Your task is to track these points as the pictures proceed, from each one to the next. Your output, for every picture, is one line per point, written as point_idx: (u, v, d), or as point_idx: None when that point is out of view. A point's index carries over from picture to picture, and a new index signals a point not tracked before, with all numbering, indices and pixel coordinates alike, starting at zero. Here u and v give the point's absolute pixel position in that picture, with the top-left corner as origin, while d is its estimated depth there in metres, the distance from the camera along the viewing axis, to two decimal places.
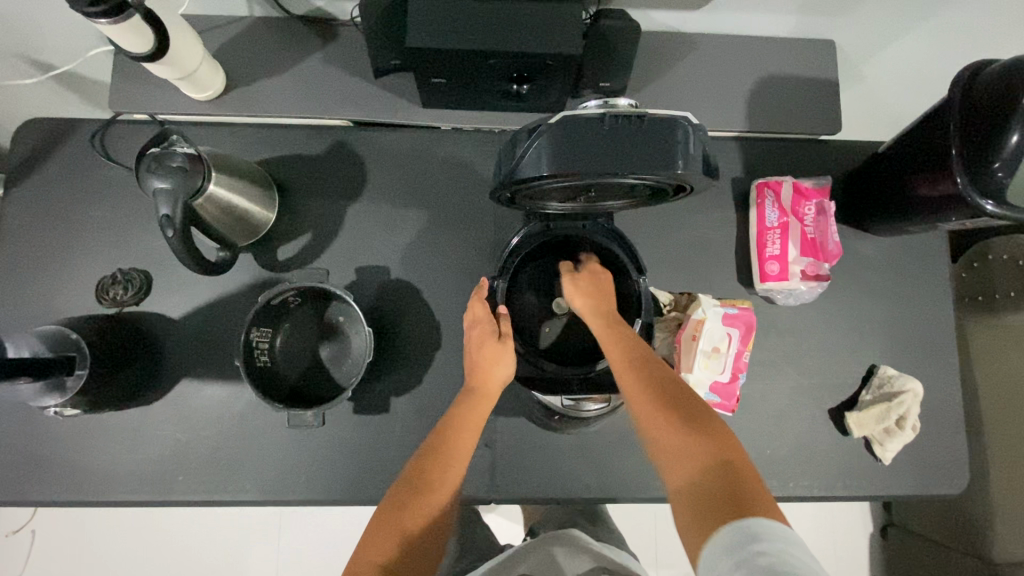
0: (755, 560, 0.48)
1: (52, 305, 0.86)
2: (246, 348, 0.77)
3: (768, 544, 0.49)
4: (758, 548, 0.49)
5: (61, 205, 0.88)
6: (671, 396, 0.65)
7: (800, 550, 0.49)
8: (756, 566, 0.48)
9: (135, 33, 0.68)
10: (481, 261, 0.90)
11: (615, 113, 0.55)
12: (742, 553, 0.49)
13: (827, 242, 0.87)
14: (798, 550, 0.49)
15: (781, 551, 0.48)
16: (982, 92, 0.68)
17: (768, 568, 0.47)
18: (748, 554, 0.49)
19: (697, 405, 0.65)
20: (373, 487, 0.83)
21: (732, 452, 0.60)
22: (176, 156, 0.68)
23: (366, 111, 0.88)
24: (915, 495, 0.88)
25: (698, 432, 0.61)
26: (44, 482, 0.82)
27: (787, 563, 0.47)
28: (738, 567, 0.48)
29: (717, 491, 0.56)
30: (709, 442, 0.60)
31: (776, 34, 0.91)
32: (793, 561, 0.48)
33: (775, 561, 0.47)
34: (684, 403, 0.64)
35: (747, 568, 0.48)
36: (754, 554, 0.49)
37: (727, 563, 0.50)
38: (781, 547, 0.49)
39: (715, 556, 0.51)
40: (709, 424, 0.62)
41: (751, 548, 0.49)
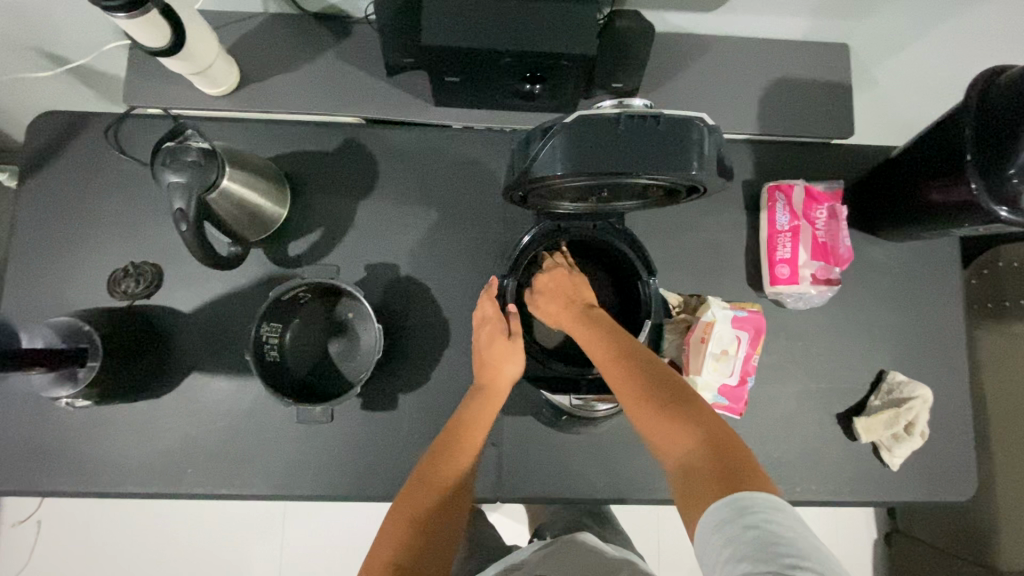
0: (744, 535, 0.47)
1: (64, 297, 0.87)
2: (256, 341, 0.77)
3: (756, 517, 0.48)
4: (747, 523, 0.48)
5: (74, 198, 0.88)
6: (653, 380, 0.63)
7: (790, 519, 0.48)
8: (745, 540, 0.47)
9: (153, 27, 0.69)
10: (490, 260, 0.90)
11: (630, 113, 0.55)
12: (733, 529, 0.48)
13: (839, 246, 0.87)
14: (789, 519, 0.48)
15: (770, 523, 0.47)
16: (998, 98, 0.68)
17: (756, 542, 0.46)
18: (737, 530, 0.48)
19: (680, 386, 0.63)
20: (380, 483, 0.83)
21: (720, 429, 0.57)
22: (192, 152, 0.70)
23: (379, 109, 0.88)
24: (923, 501, 0.88)
25: (681, 413, 0.59)
26: (54, 472, 0.82)
27: (777, 535, 0.46)
28: (727, 543, 0.48)
29: (707, 470, 0.54)
30: (694, 419, 0.58)
31: (789, 37, 0.90)
32: (781, 531, 0.47)
33: (764, 535, 0.46)
34: (671, 386, 0.62)
35: (736, 544, 0.47)
36: (743, 529, 0.47)
37: (716, 540, 0.49)
38: (769, 519, 0.47)
39: (706, 533, 0.50)
40: (694, 404, 0.60)
41: (741, 523, 0.48)
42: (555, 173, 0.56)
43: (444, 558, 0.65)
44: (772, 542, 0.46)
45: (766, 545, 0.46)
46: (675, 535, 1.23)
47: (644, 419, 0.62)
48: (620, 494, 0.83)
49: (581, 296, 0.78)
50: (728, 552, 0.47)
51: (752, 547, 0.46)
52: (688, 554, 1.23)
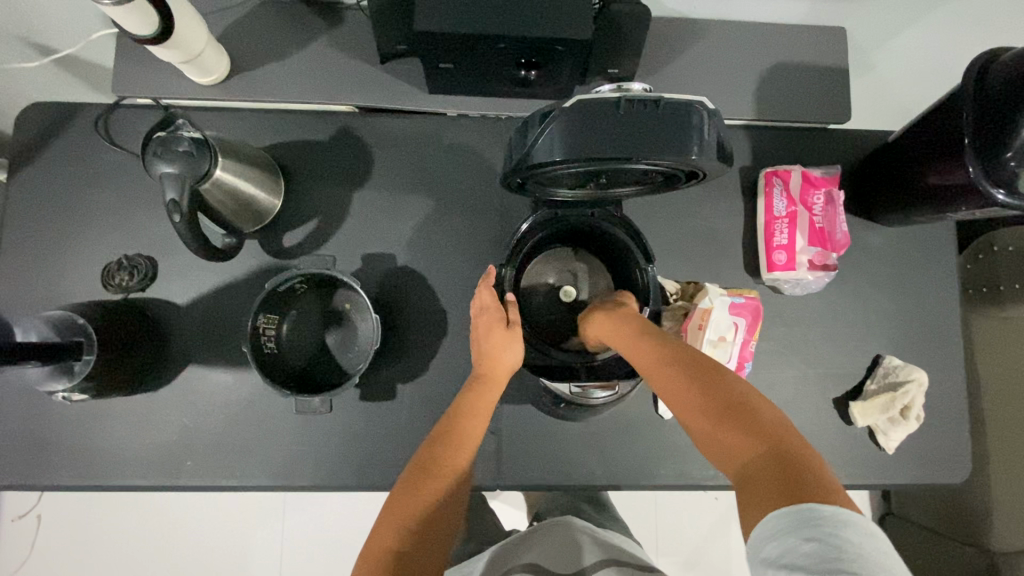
0: (801, 548, 0.44)
1: (56, 290, 0.86)
2: (253, 334, 0.77)
3: (818, 530, 0.45)
4: (808, 535, 0.45)
5: (65, 190, 0.87)
6: (709, 382, 0.60)
7: (859, 534, 0.44)
8: (803, 554, 0.44)
9: (138, 15, 0.68)
10: (487, 249, 0.90)
11: (630, 98, 0.55)
12: (790, 539, 0.45)
13: (835, 232, 0.87)
14: (856, 534, 0.44)
15: (833, 535, 0.44)
16: (996, 81, 0.68)
17: (815, 556, 0.43)
18: (797, 540, 0.45)
19: (740, 387, 0.59)
20: (380, 473, 0.83)
21: (782, 431, 0.54)
22: (183, 141, 0.69)
23: (373, 97, 0.87)
24: (918, 483, 0.89)
25: (741, 416, 0.56)
26: (52, 465, 0.82)
27: (839, 550, 0.43)
28: (783, 553, 0.45)
29: (767, 475, 0.51)
30: (755, 423, 0.55)
31: (786, 21, 0.90)
32: (847, 545, 0.43)
33: (826, 548, 0.43)
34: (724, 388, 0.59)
35: (792, 556, 0.44)
36: (802, 541, 0.45)
37: (773, 548, 0.46)
38: (833, 532, 0.44)
39: (761, 542, 0.47)
40: (754, 406, 0.57)
41: (799, 535, 0.45)
42: (554, 159, 0.56)
43: (442, 545, 0.65)
44: (832, 557, 0.43)
45: (825, 559, 0.43)
46: (672, 520, 1.24)
47: (698, 421, 0.59)
48: (617, 480, 0.84)
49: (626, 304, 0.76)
50: (782, 564, 0.44)
51: (813, 559, 0.43)
52: (686, 539, 1.24)
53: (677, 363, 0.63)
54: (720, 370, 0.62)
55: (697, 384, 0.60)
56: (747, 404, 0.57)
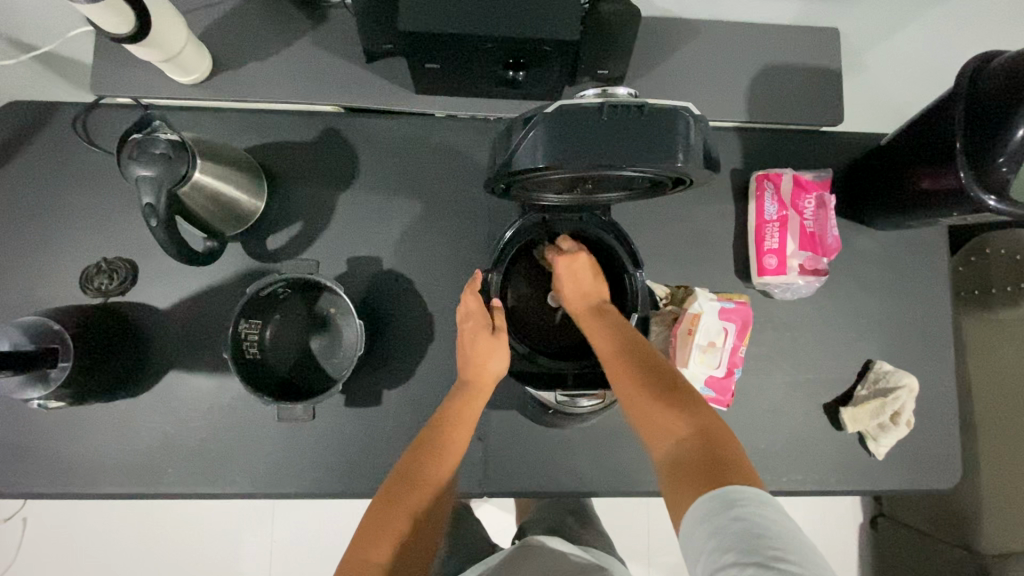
0: (728, 526, 0.48)
1: (34, 294, 0.84)
2: (234, 340, 0.75)
3: (742, 510, 0.49)
4: (733, 516, 0.49)
5: (43, 191, 0.85)
6: (656, 376, 0.66)
7: (778, 516, 0.49)
8: (730, 532, 0.48)
9: (114, 11, 0.66)
10: (475, 252, 0.88)
11: (613, 103, 0.53)
12: (716, 520, 0.49)
13: (828, 236, 0.86)
14: (774, 513, 0.49)
15: (757, 516, 0.48)
16: (988, 84, 0.67)
17: (740, 534, 0.47)
18: (723, 522, 0.49)
19: (681, 384, 0.65)
20: (366, 479, 0.82)
21: (712, 424, 0.60)
22: (160, 143, 0.67)
23: (358, 97, 0.85)
24: (908, 488, 0.89)
25: (679, 408, 0.61)
26: (30, 474, 0.81)
27: (762, 528, 0.47)
28: (711, 535, 0.49)
29: (695, 462, 0.56)
30: (686, 412, 0.61)
31: (779, 21, 0.88)
32: (768, 526, 0.47)
33: (749, 527, 0.47)
34: (664, 377, 0.65)
35: (720, 536, 0.48)
36: (728, 521, 0.49)
37: (701, 531, 0.50)
38: (756, 512, 0.49)
39: (691, 527, 0.51)
40: (692, 400, 0.62)
41: (726, 516, 0.49)
42: (537, 166, 0.55)
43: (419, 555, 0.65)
44: (756, 534, 0.47)
45: (750, 536, 0.47)
46: (662, 522, 1.24)
47: (637, 406, 0.64)
48: (606, 487, 0.83)
49: (598, 292, 0.77)
50: (712, 543, 0.48)
51: (736, 539, 0.47)
52: (676, 541, 1.24)
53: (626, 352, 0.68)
54: (660, 363, 0.67)
55: (643, 372, 0.66)
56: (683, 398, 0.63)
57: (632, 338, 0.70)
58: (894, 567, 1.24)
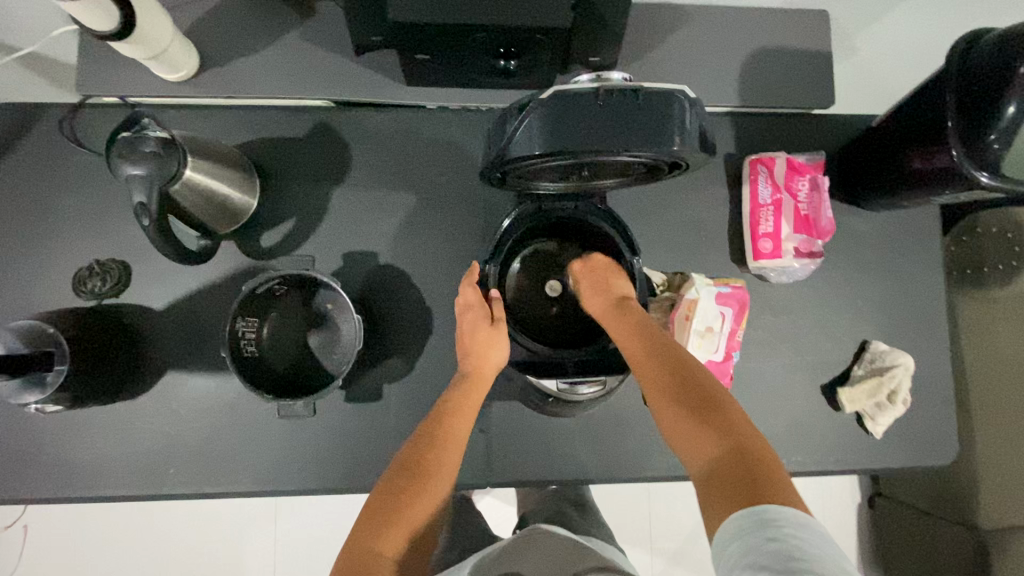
0: (764, 546, 0.47)
1: (27, 299, 0.83)
2: (231, 339, 0.75)
3: (779, 531, 0.48)
4: (768, 535, 0.48)
5: (32, 194, 0.84)
6: (687, 383, 0.65)
7: (815, 536, 0.48)
8: (765, 552, 0.47)
9: (97, 9, 0.65)
10: (471, 244, 0.88)
11: (608, 88, 0.53)
12: (752, 539, 0.49)
13: (821, 218, 0.86)
14: (813, 535, 0.48)
15: (794, 537, 0.48)
16: (978, 61, 0.67)
17: (776, 554, 0.46)
18: (759, 541, 0.48)
19: (717, 390, 0.64)
20: (368, 474, 0.82)
21: (749, 436, 0.59)
22: (149, 141, 0.66)
23: (348, 91, 0.85)
24: (906, 466, 0.90)
25: (715, 419, 0.61)
26: (30, 479, 0.80)
27: (798, 549, 0.47)
28: (746, 553, 0.48)
29: (732, 476, 0.55)
30: (724, 424, 0.60)
31: (768, 5, 0.88)
32: (805, 547, 0.47)
33: (785, 548, 0.47)
34: (700, 388, 0.64)
35: (755, 554, 0.47)
36: (765, 540, 0.48)
37: (736, 549, 0.49)
38: (793, 533, 0.48)
39: (726, 542, 0.51)
40: (728, 410, 0.61)
41: (761, 535, 0.49)
42: (533, 153, 0.54)
43: (422, 548, 0.64)
44: (791, 554, 0.46)
45: (787, 557, 0.46)
46: (665, 508, 1.25)
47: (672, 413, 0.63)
48: (608, 473, 0.84)
49: (623, 290, 0.77)
50: (746, 560, 0.47)
51: (771, 558, 0.46)
52: (679, 527, 1.25)
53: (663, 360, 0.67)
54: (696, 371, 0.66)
55: (680, 383, 0.65)
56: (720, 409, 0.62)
57: (659, 341, 0.70)
58: (894, 545, 1.26)
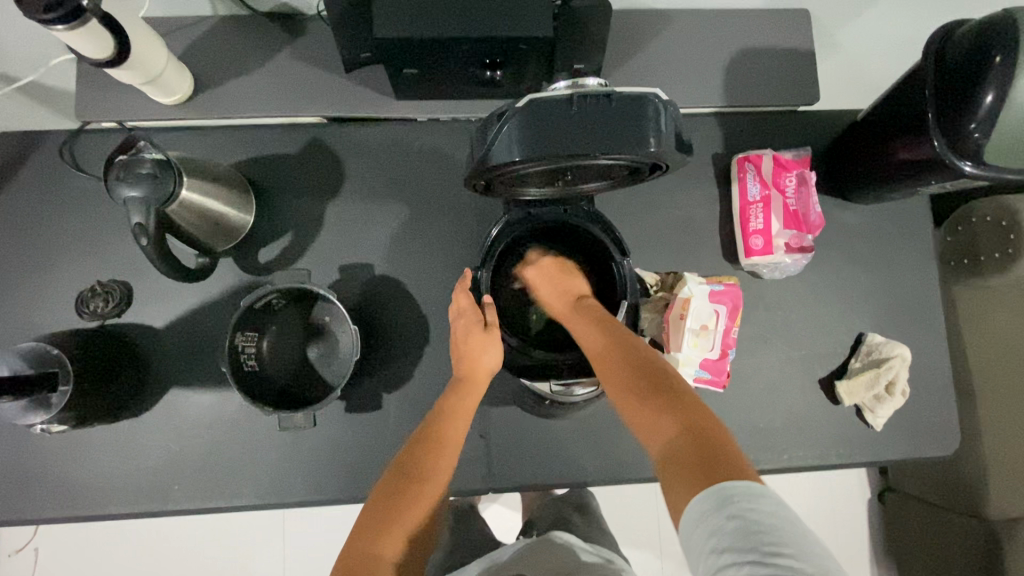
0: (726, 526, 0.48)
1: (31, 322, 0.85)
2: (231, 353, 0.76)
3: (738, 507, 0.49)
4: (728, 514, 0.48)
5: (35, 219, 0.86)
6: (643, 372, 0.66)
7: (772, 504, 0.49)
8: (728, 531, 0.48)
9: (93, 40, 0.67)
10: (465, 251, 0.89)
11: (583, 94, 0.54)
12: (714, 520, 0.49)
13: (810, 213, 0.87)
14: (768, 504, 0.49)
15: (751, 510, 0.48)
16: (953, 54, 0.68)
17: (737, 532, 0.47)
18: (720, 521, 0.49)
19: (672, 379, 0.65)
20: (370, 483, 0.83)
21: (706, 419, 0.59)
22: (146, 163, 0.68)
23: (340, 107, 0.87)
24: (909, 458, 0.89)
25: (670, 404, 0.61)
26: (37, 498, 0.81)
27: (757, 522, 0.47)
28: (711, 536, 0.48)
29: (687, 454, 0.56)
30: (677, 404, 0.61)
31: (749, 6, 0.90)
32: (762, 518, 0.47)
33: (745, 525, 0.47)
34: (655, 373, 0.65)
35: (719, 536, 0.48)
36: (725, 520, 0.48)
37: (701, 531, 0.50)
38: (749, 506, 0.48)
39: (691, 528, 0.51)
40: (684, 396, 0.62)
41: (722, 514, 0.49)
42: (512, 160, 0.56)
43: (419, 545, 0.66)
44: (752, 530, 0.47)
45: (746, 534, 0.47)
46: None
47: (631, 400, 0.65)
48: (608, 475, 0.84)
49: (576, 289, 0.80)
50: (712, 544, 0.48)
51: (734, 537, 0.47)
52: None
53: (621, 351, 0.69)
54: (650, 358, 0.68)
55: (634, 370, 0.66)
56: (675, 390, 0.63)
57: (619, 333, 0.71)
58: (906, 538, 1.25)
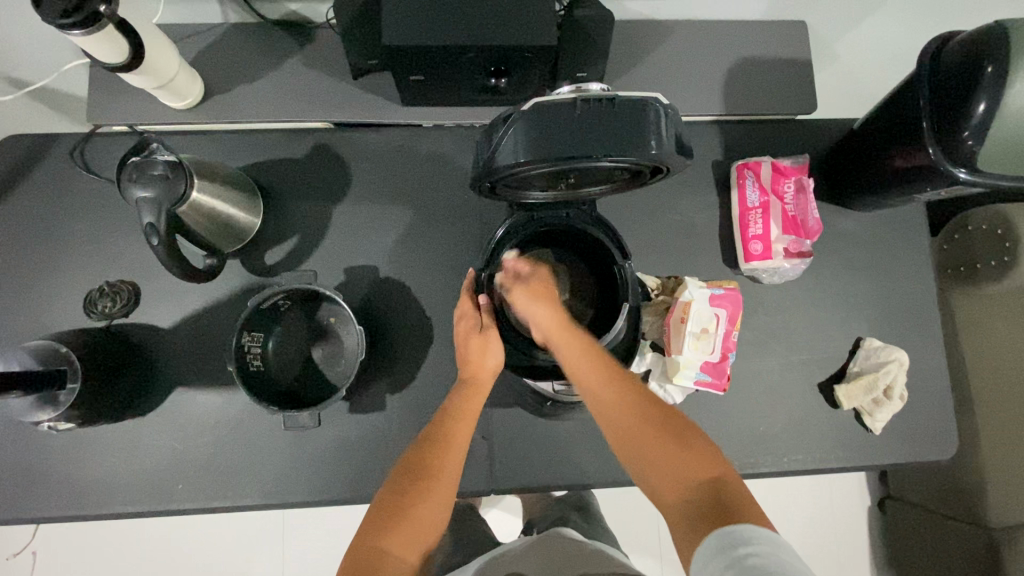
0: (744, 559, 0.50)
1: (40, 321, 0.86)
2: (237, 352, 0.77)
3: (758, 547, 0.51)
4: (748, 551, 0.50)
5: (45, 220, 0.88)
6: (654, 416, 0.67)
7: (790, 556, 0.50)
8: (745, 564, 0.49)
9: (109, 45, 0.69)
10: (468, 254, 0.91)
11: (586, 98, 0.56)
12: (733, 553, 0.51)
13: (808, 219, 0.88)
14: (788, 555, 0.50)
15: (771, 554, 0.50)
16: (946, 64, 0.70)
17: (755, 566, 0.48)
18: (738, 555, 0.50)
19: (681, 421, 0.67)
20: (374, 483, 0.83)
21: (718, 466, 0.62)
22: (157, 165, 0.69)
23: (347, 113, 0.88)
24: (907, 462, 0.90)
25: (684, 450, 0.63)
26: (41, 498, 0.82)
27: (777, 565, 0.49)
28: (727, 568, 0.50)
29: (705, 506, 0.58)
30: (690, 451, 0.63)
31: (747, 18, 0.92)
32: (781, 563, 0.49)
33: (762, 562, 0.49)
34: (662, 416, 0.67)
35: (735, 568, 0.49)
36: (743, 556, 0.50)
37: (716, 564, 0.51)
38: (770, 550, 0.50)
39: (705, 562, 0.53)
40: (695, 441, 0.64)
41: (741, 550, 0.51)
42: (517, 161, 0.57)
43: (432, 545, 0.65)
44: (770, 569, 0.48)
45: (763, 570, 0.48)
46: None
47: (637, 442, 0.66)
48: (609, 477, 0.84)
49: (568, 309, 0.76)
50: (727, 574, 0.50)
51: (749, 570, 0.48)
52: None
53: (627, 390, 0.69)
54: (656, 400, 0.69)
55: (643, 415, 0.67)
56: (686, 436, 0.65)
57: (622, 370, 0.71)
58: (906, 544, 1.26)
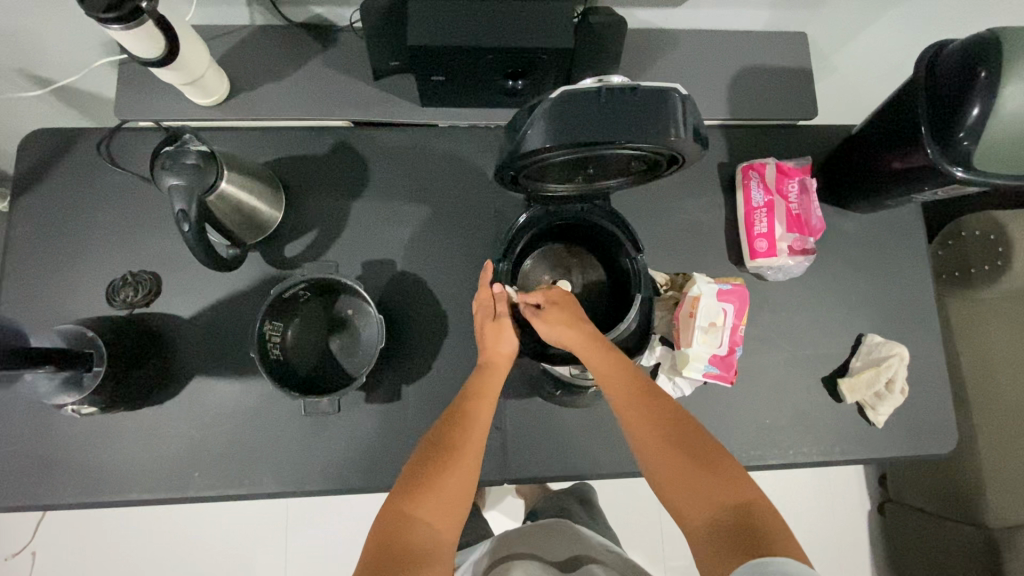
0: None
1: (62, 309, 0.87)
2: (259, 339, 0.79)
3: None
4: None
5: (69, 210, 0.90)
6: (681, 437, 0.67)
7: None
8: None
9: (145, 40, 0.72)
10: (483, 250, 0.93)
11: (608, 88, 0.59)
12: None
13: (811, 218, 0.92)
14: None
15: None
16: (942, 69, 0.74)
17: None
18: None
19: (708, 442, 0.67)
20: (389, 472, 0.85)
21: (745, 488, 0.62)
22: (191, 155, 0.72)
23: (367, 112, 0.92)
24: (909, 456, 0.93)
25: (711, 472, 0.64)
26: (57, 484, 0.82)
27: None
28: None
29: (732, 533, 0.58)
30: (717, 473, 0.63)
31: (751, 28, 0.97)
32: None
33: None
34: (687, 437, 0.68)
35: None
36: None
37: None
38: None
39: None
40: (723, 463, 0.65)
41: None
42: (543, 145, 0.60)
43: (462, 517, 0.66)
44: None
45: None
46: None
47: (660, 463, 0.67)
48: (621, 467, 0.86)
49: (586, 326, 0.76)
50: None
51: None
52: None
53: (655, 413, 0.70)
54: (684, 420, 0.70)
55: (670, 436, 0.68)
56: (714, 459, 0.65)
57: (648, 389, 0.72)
58: (906, 545, 1.28)
